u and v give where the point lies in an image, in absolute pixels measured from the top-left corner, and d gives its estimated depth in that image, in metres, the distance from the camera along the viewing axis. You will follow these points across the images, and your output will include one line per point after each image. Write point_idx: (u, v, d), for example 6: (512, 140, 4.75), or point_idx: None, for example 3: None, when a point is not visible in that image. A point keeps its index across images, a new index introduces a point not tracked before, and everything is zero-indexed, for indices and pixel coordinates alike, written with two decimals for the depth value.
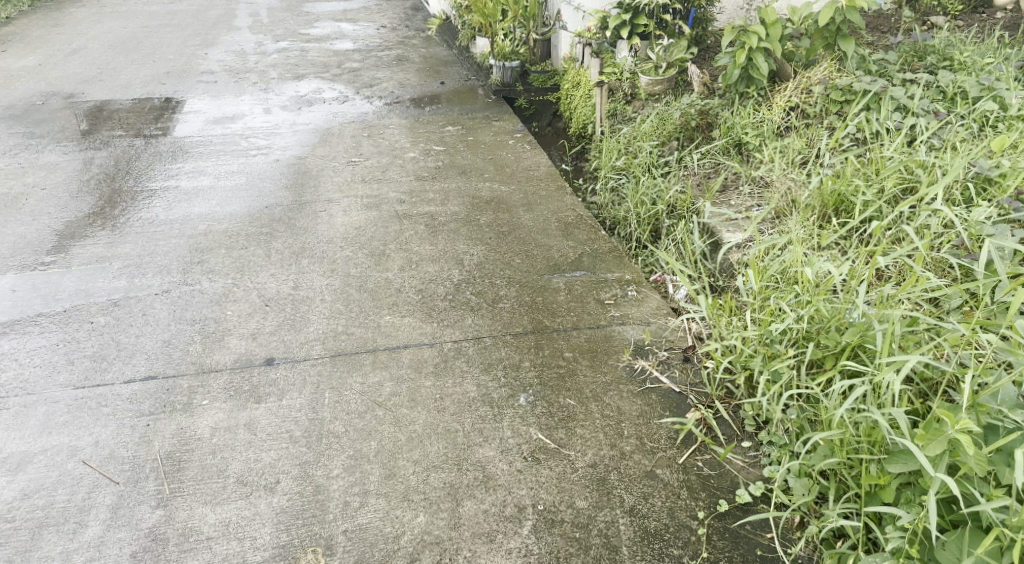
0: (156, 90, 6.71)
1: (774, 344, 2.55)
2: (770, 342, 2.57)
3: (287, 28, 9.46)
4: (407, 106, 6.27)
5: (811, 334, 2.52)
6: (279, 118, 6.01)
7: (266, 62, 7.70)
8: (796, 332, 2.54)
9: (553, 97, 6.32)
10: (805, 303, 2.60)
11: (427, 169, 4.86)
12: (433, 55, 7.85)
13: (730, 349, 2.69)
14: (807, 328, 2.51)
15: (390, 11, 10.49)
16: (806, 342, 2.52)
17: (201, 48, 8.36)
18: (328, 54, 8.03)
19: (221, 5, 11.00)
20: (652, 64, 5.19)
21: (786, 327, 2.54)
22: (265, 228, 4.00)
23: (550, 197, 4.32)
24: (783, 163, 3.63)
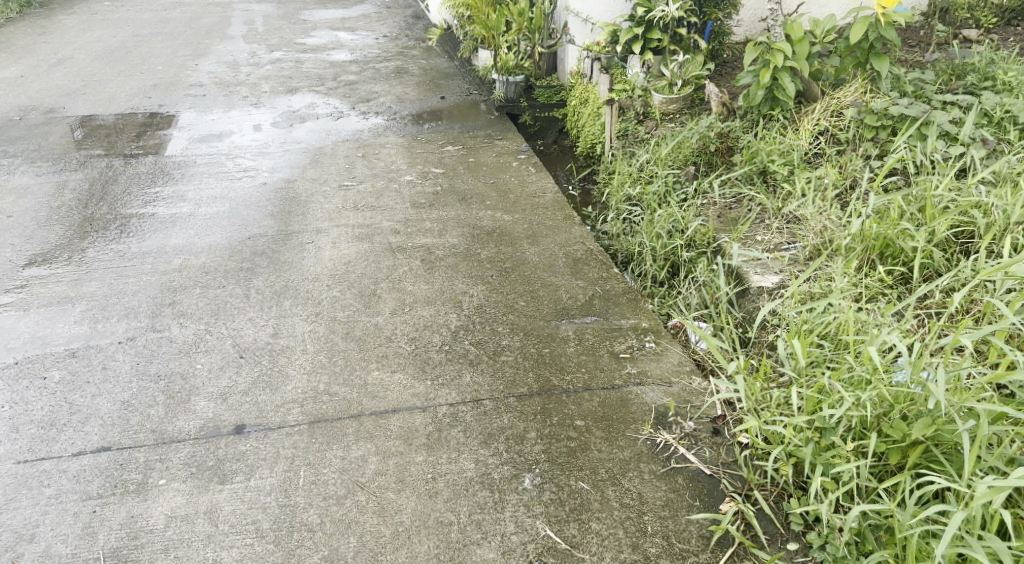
0: (141, 104, 6.40)
1: (829, 433, 2.20)
2: (823, 429, 2.23)
3: (283, 37, 9.15)
4: (405, 123, 5.95)
5: (873, 424, 2.18)
6: (269, 136, 5.69)
7: (259, 74, 7.38)
8: (856, 420, 2.20)
9: (560, 113, 6.08)
10: (865, 384, 2.25)
11: (424, 195, 4.53)
12: (434, 67, 7.53)
13: (769, 428, 2.34)
14: (870, 417, 2.18)
15: (390, 19, 10.18)
16: (869, 433, 2.18)
17: (192, 58, 8.05)
18: (325, 66, 7.72)
19: (216, 12, 10.70)
20: (666, 81, 4.91)
21: (844, 415, 2.20)
22: (245, 264, 3.67)
23: (557, 230, 4.00)
24: (818, 200, 3.33)
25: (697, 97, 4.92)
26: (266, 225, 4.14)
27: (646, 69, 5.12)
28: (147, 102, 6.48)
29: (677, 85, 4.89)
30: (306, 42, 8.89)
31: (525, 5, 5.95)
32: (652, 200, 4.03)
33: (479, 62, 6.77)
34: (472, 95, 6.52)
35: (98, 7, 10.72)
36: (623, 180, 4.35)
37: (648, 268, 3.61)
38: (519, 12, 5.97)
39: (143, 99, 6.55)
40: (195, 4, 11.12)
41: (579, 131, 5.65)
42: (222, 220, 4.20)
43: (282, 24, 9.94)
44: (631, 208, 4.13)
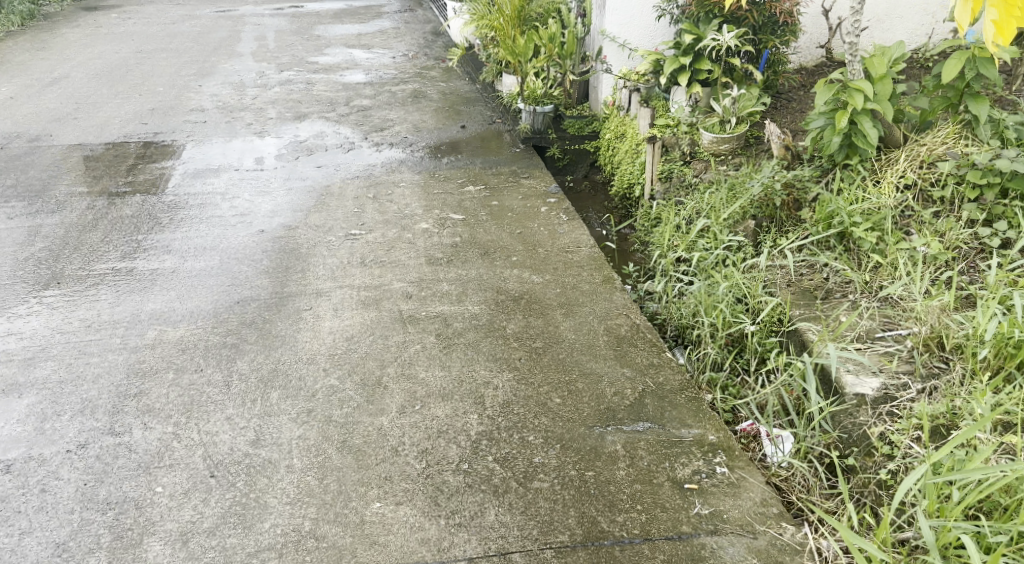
0: (136, 132, 5.92)
1: None
2: None
3: (294, 55, 8.67)
4: (423, 157, 5.44)
5: None
6: (271, 171, 5.18)
7: (266, 97, 6.89)
8: None
9: (592, 147, 5.55)
10: None
11: (442, 247, 4.00)
12: (454, 91, 7.04)
13: None
14: None
15: (408, 35, 9.70)
16: None
17: (196, 79, 7.58)
18: (338, 88, 7.24)
19: (226, 27, 10.25)
20: (717, 118, 4.33)
21: None
22: (230, 338, 3.15)
23: (596, 297, 3.41)
24: (920, 286, 2.71)
25: (751, 137, 4.35)
26: (259, 285, 3.62)
27: (693, 103, 4.56)
28: (143, 129, 6.00)
29: (729, 122, 4.31)
30: (319, 61, 8.40)
31: (557, 29, 5.48)
32: (708, 263, 3.47)
33: (505, 88, 6.26)
34: (499, 125, 6.01)
35: (104, 21, 10.30)
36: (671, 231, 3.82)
37: (711, 350, 3.00)
38: (550, 37, 5.47)
39: (139, 126, 6.07)
40: (205, 19, 10.68)
41: (614, 168, 5.10)
42: (210, 280, 3.69)
43: (294, 40, 9.47)
44: (683, 273, 3.55)
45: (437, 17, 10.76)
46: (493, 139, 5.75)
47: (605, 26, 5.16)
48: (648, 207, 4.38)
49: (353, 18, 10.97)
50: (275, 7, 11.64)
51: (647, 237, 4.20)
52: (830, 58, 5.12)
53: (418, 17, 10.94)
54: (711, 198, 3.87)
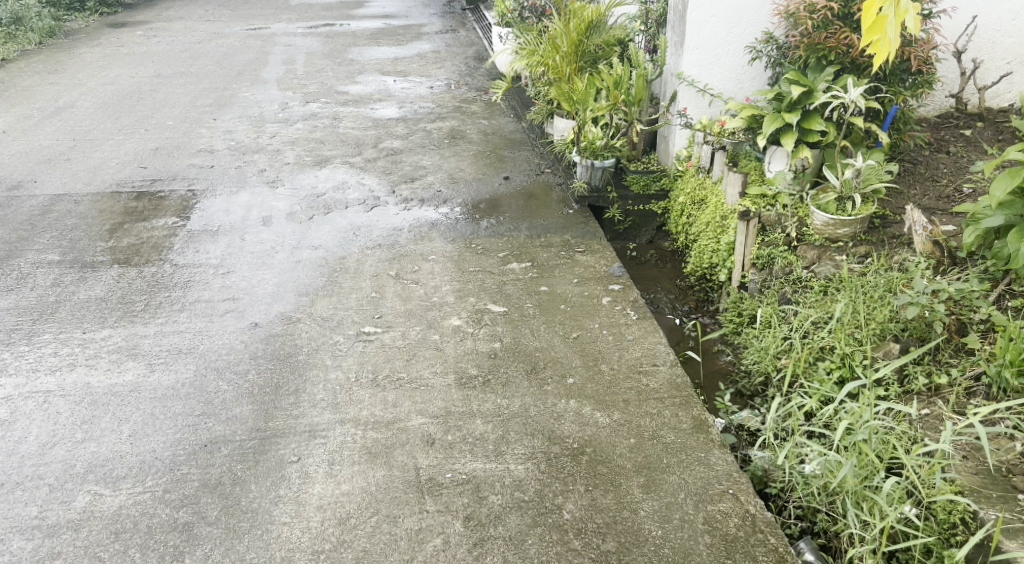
0: (132, 178, 5.18)
1: None
2: None
3: (323, 82, 7.92)
4: (458, 219, 4.62)
5: None
6: (279, 236, 4.40)
7: (285, 135, 6.13)
8: None
9: (660, 208, 4.70)
10: None
11: (476, 359, 3.12)
12: (497, 134, 6.22)
13: None
14: None
15: (448, 61, 8.91)
16: None
17: (211, 109, 6.85)
18: (367, 127, 6.46)
19: (254, 47, 9.55)
20: (834, 193, 3.43)
21: None
22: (184, 515, 2.36)
23: (689, 461, 2.49)
24: None
25: (876, 218, 3.46)
26: (236, 416, 2.77)
27: (798, 169, 3.65)
28: (141, 174, 5.26)
29: (850, 201, 3.42)
30: (349, 90, 7.64)
31: (624, 71, 4.56)
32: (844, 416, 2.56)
33: (557, 136, 5.43)
34: (551, 177, 5.20)
35: (127, 38, 9.67)
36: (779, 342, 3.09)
37: None
38: (614, 81, 4.56)
39: (138, 170, 5.33)
40: (233, 38, 10.00)
41: (690, 242, 4.20)
42: (173, 405, 2.83)
43: (325, 64, 8.74)
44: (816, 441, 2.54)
45: (481, 41, 9.97)
46: (543, 196, 4.92)
47: (681, 67, 4.37)
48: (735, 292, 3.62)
49: (390, 38, 10.22)
50: (310, 25, 10.94)
51: (738, 337, 3.43)
52: (961, 110, 4.21)
53: (460, 40, 10.15)
54: (843, 312, 2.93)
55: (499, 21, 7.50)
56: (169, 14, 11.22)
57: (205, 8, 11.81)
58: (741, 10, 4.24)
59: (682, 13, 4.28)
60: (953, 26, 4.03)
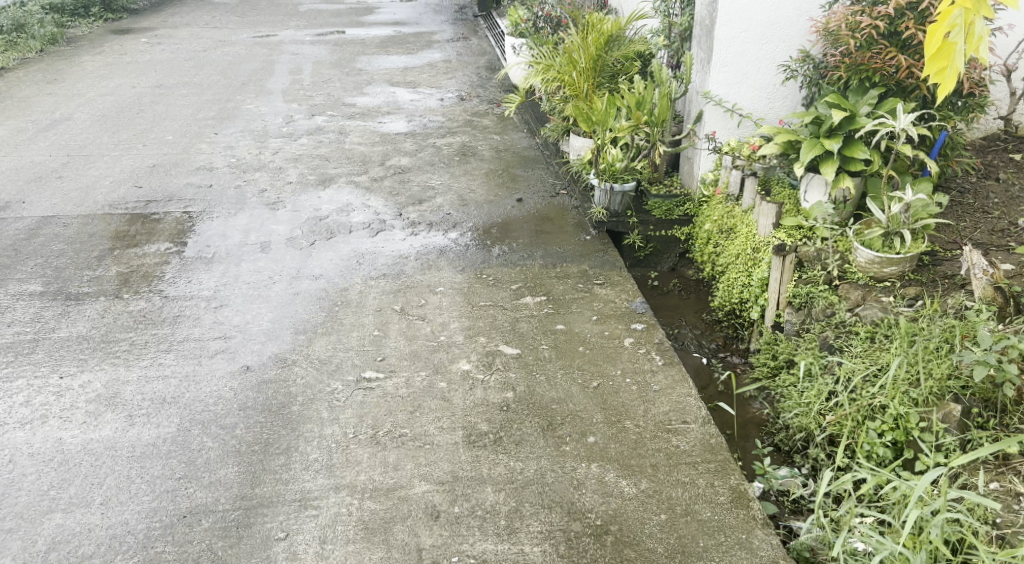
0: (126, 199, 4.94)
1: None
2: None
3: (329, 93, 7.68)
4: (468, 247, 4.35)
5: None
6: (278, 264, 4.15)
7: (289, 152, 5.89)
8: None
9: (683, 234, 4.41)
10: None
11: (487, 412, 2.82)
12: (510, 152, 5.96)
13: None
14: None
15: (460, 71, 8.66)
16: None
17: (213, 122, 6.62)
18: (374, 142, 6.21)
19: (260, 56, 9.32)
20: (880, 228, 3.13)
21: None
22: None
23: (730, 548, 2.23)
24: None
25: (925, 256, 3.17)
26: (220, 480, 2.51)
27: (838, 200, 3.42)
28: (135, 194, 5.02)
29: (898, 237, 3.12)
30: (356, 102, 7.40)
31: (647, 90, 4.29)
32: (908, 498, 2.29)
33: (575, 155, 5.19)
34: (568, 202, 4.92)
35: (131, 46, 9.46)
36: (822, 396, 2.81)
37: None
38: (637, 102, 4.29)
39: (132, 190, 5.09)
40: (239, 46, 9.78)
41: (717, 273, 3.91)
42: (151, 466, 2.56)
43: (333, 74, 8.50)
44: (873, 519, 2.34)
45: (493, 50, 9.72)
46: (557, 222, 4.64)
47: (708, 85, 4.12)
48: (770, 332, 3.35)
49: (400, 47, 9.98)
50: (318, 33, 10.71)
51: (773, 383, 3.15)
52: (1011, 133, 3.90)
53: (472, 48, 9.91)
54: (897, 371, 2.64)
55: (512, 32, 7.24)
56: (175, 21, 11.01)
57: (212, 14, 11.61)
58: (773, 26, 3.98)
59: (710, 29, 4.03)
60: (1005, 44, 3.76)
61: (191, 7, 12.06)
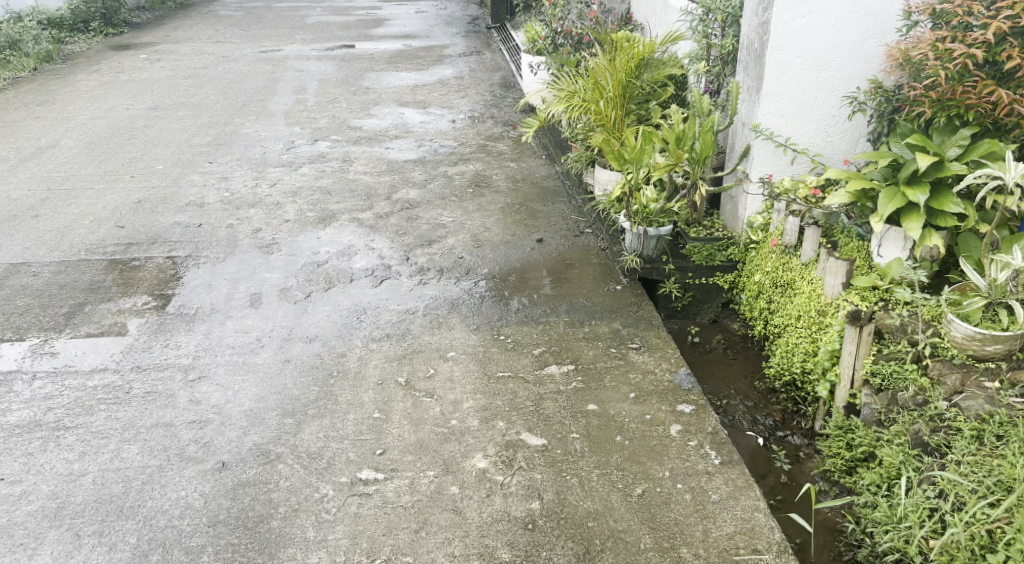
0: (106, 242, 4.48)
1: None
2: None
3: (334, 115, 7.21)
4: (483, 300, 3.85)
5: None
6: (268, 321, 3.68)
7: (287, 184, 5.42)
8: None
9: (726, 282, 3.91)
10: None
11: (508, 534, 2.35)
12: (527, 183, 5.47)
13: None
14: None
15: (472, 89, 8.18)
16: None
17: (208, 149, 6.16)
18: (380, 172, 5.74)
19: (263, 73, 8.88)
20: (980, 298, 2.68)
21: None
22: None
23: None
24: None
25: None
26: None
27: (923, 257, 2.99)
28: (116, 235, 4.56)
29: (1004, 310, 2.67)
30: (363, 124, 6.93)
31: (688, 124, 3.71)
32: None
33: (600, 193, 4.69)
34: (595, 246, 4.41)
35: (129, 63, 9.03)
36: (922, 517, 2.31)
37: None
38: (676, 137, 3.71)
39: (113, 231, 4.64)
40: (241, 62, 9.33)
41: (771, 334, 3.42)
42: None
43: (339, 92, 8.05)
44: None
45: (507, 65, 9.24)
46: (583, 270, 4.13)
47: (758, 118, 3.64)
48: (842, 414, 2.87)
49: (410, 62, 9.51)
50: (325, 47, 10.26)
51: (853, 483, 2.69)
52: None
53: (485, 63, 9.43)
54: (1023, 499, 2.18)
55: (530, 50, 6.77)
56: (176, 35, 10.58)
57: (216, 28, 11.18)
58: (833, 51, 3.52)
59: (758, 55, 3.58)
60: None
61: (195, 21, 11.63)
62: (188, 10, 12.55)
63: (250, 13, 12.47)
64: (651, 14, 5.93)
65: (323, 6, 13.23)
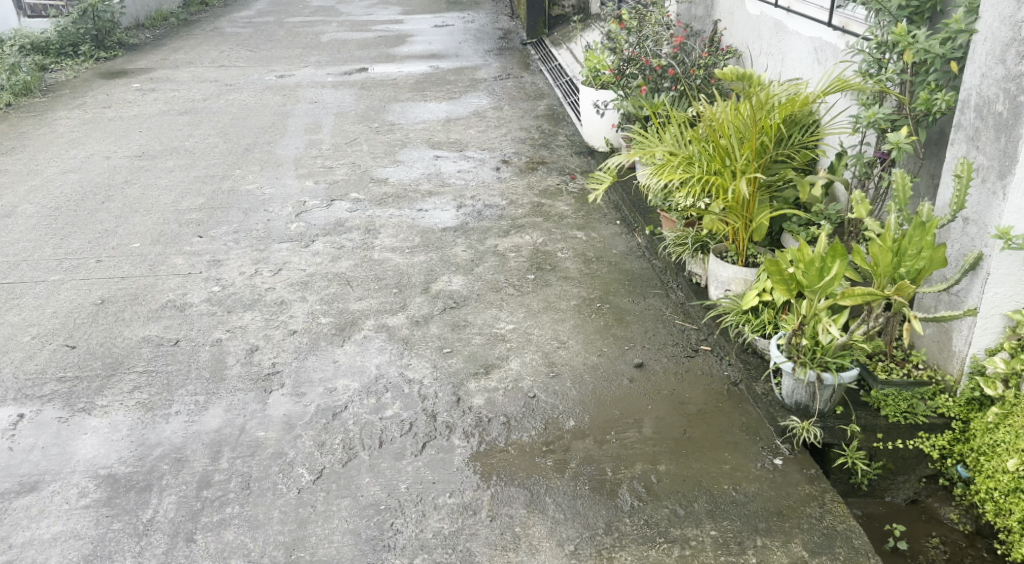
0: (45, 375, 3.28)
1: None
2: None
3: (353, 163, 6.00)
4: (578, 484, 2.59)
5: None
6: (259, 532, 2.46)
7: (294, 270, 4.20)
8: None
9: (939, 450, 2.67)
10: None
11: None
12: (603, 266, 4.23)
13: None
14: None
15: (515, 124, 6.96)
16: None
17: (200, 215, 4.97)
18: (413, 247, 4.52)
19: (272, 105, 7.68)
20: None
21: None
22: None
23: None
24: None
25: None
26: None
27: None
28: (60, 364, 3.36)
29: None
30: (389, 176, 5.72)
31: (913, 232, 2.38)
32: None
33: (717, 294, 3.51)
34: (720, 374, 3.17)
35: (119, 95, 7.86)
36: None
37: None
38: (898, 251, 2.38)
39: (59, 354, 3.44)
40: (247, 91, 8.15)
41: None
42: None
43: (359, 130, 6.85)
44: None
45: (551, 91, 8.01)
46: (716, 423, 2.87)
47: (1005, 217, 2.43)
48: None
49: (439, 88, 8.30)
50: (342, 71, 9.07)
51: None
52: None
53: (525, 88, 8.21)
54: None
55: (592, 83, 5.63)
56: (175, 59, 9.42)
57: (221, 49, 10.01)
58: None
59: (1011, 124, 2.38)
60: None
61: (198, 41, 10.46)
62: (191, 27, 11.40)
63: (259, 30, 11.30)
64: (757, 39, 4.85)
65: (340, 21, 12.06)
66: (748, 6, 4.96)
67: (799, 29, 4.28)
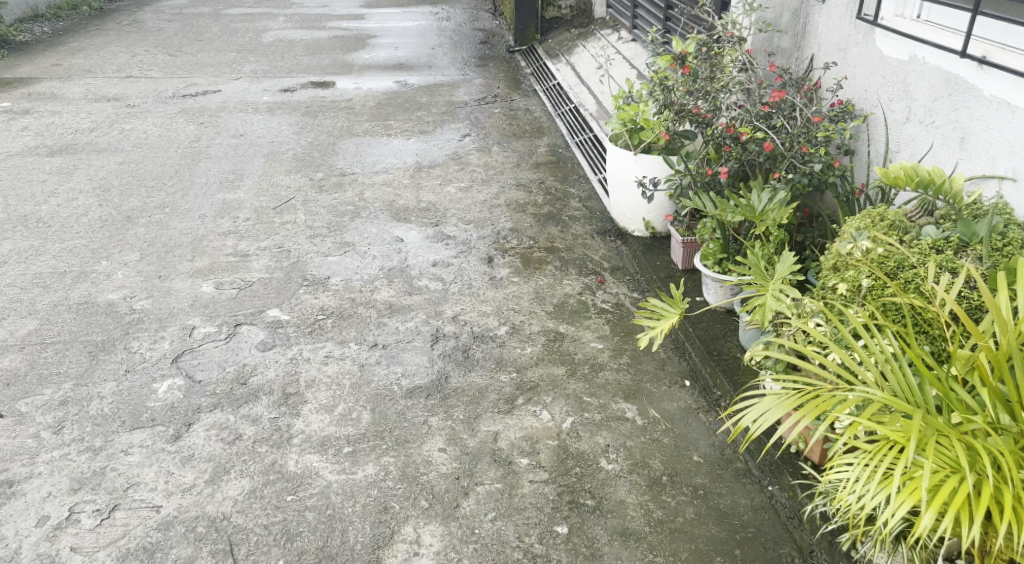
0: None
1: None
2: None
3: (279, 247, 4.16)
4: None
5: None
6: None
7: (137, 512, 2.43)
8: None
9: None
10: None
11: None
12: (686, 497, 2.47)
13: None
14: None
15: (509, 178, 5.15)
16: None
17: (15, 362, 3.11)
18: (358, 443, 2.73)
19: (181, 137, 5.77)
20: None
21: None
22: None
23: None
24: None
25: None
26: None
27: None
28: None
29: None
30: (329, 275, 3.90)
31: None
32: None
33: None
34: None
35: None
36: None
37: None
38: None
39: None
40: (152, 115, 6.23)
41: None
42: None
43: (295, 183, 4.99)
44: None
45: (551, 125, 6.21)
46: None
47: None
48: None
49: (406, 115, 6.46)
50: (284, 86, 7.16)
51: None
52: None
53: (517, 118, 6.38)
54: None
55: (631, 142, 3.90)
56: (71, 65, 7.44)
57: (133, 52, 8.02)
58: None
59: None
60: None
61: (107, 39, 8.47)
62: (105, 19, 9.37)
63: (188, 25, 9.31)
64: (903, 95, 3.08)
65: (288, 15, 10.08)
66: (878, 43, 3.21)
67: (1010, 98, 2.56)
